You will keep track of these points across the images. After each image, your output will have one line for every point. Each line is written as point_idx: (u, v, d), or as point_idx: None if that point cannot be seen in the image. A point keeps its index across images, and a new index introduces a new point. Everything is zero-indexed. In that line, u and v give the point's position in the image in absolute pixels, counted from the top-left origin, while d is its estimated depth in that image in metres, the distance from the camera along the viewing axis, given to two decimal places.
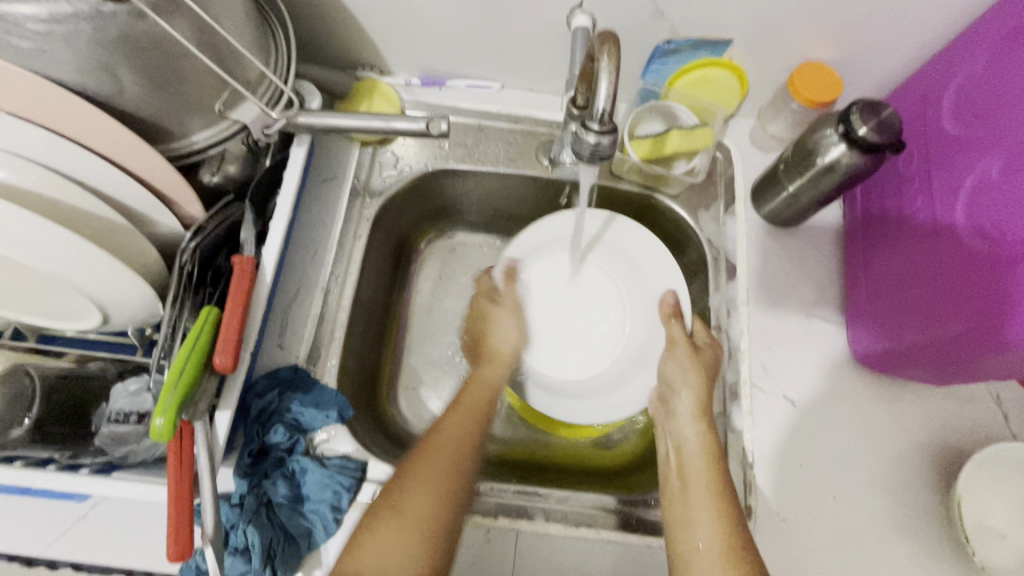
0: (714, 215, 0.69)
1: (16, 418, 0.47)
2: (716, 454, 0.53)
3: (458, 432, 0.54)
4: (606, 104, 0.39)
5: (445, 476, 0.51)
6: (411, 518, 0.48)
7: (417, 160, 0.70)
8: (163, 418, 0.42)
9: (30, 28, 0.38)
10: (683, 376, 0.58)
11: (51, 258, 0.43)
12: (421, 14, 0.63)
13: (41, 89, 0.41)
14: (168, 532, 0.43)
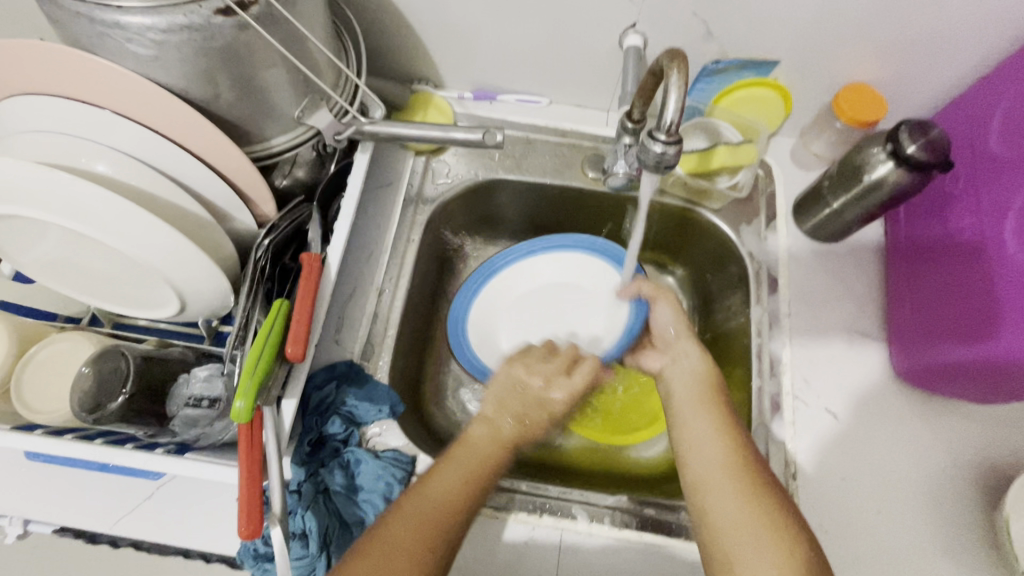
0: (755, 230, 0.71)
1: (109, 393, 0.49)
2: (710, 375, 0.58)
3: (489, 440, 0.53)
4: (674, 115, 0.41)
5: (466, 480, 0.49)
6: (421, 517, 0.45)
7: (468, 170, 0.73)
8: (243, 401, 0.45)
9: (148, 37, 0.42)
10: (678, 331, 0.63)
11: (145, 247, 0.47)
12: (480, 32, 0.67)
13: (148, 92, 0.45)
14: (240, 508, 0.46)
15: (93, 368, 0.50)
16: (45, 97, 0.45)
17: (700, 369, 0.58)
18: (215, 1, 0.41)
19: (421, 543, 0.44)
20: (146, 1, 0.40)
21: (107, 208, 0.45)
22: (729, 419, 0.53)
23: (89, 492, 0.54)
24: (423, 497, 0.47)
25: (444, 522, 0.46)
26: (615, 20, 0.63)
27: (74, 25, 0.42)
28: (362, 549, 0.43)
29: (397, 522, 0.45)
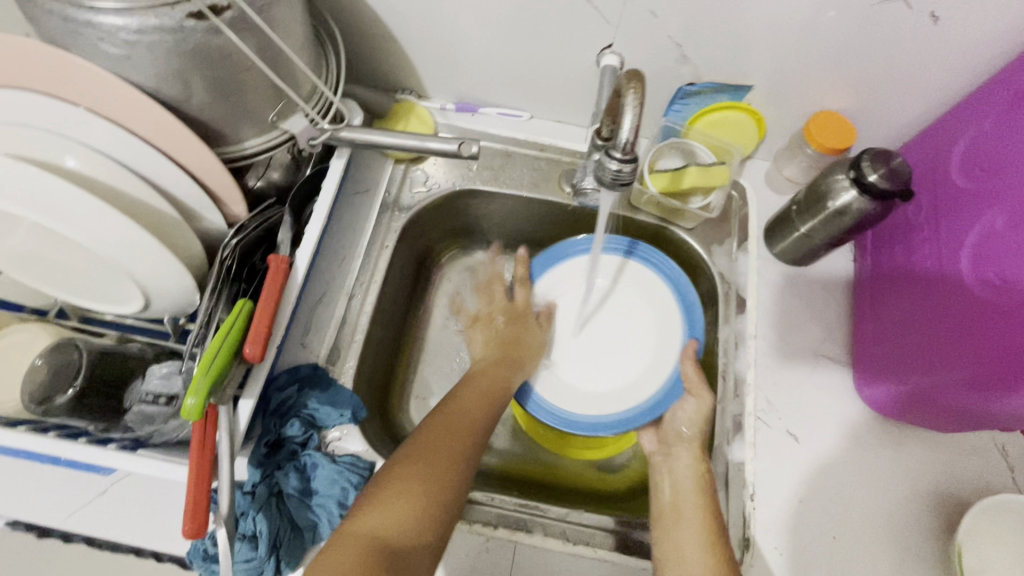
0: (727, 250, 0.72)
1: (61, 387, 0.52)
2: (707, 488, 0.57)
3: (473, 404, 0.60)
4: (629, 134, 0.43)
5: (461, 435, 0.56)
6: (436, 462, 0.52)
7: (446, 179, 0.74)
8: (195, 398, 0.45)
9: (120, 37, 0.42)
10: (686, 432, 0.62)
11: (106, 240, 0.47)
12: (462, 46, 0.68)
13: (119, 90, 0.45)
14: (186, 508, 0.45)
15: (48, 362, 0.53)
16: (17, 90, 0.46)
17: (700, 477, 0.58)
18: (188, 5, 0.42)
19: (443, 484, 0.51)
20: (120, 3, 0.40)
21: (69, 200, 0.45)
22: (719, 536, 0.53)
23: (44, 486, 0.54)
24: (433, 449, 0.53)
25: (444, 476, 0.52)
26: (593, 40, 0.64)
27: (48, 21, 0.43)
28: (383, 491, 0.49)
29: (411, 467, 0.51)
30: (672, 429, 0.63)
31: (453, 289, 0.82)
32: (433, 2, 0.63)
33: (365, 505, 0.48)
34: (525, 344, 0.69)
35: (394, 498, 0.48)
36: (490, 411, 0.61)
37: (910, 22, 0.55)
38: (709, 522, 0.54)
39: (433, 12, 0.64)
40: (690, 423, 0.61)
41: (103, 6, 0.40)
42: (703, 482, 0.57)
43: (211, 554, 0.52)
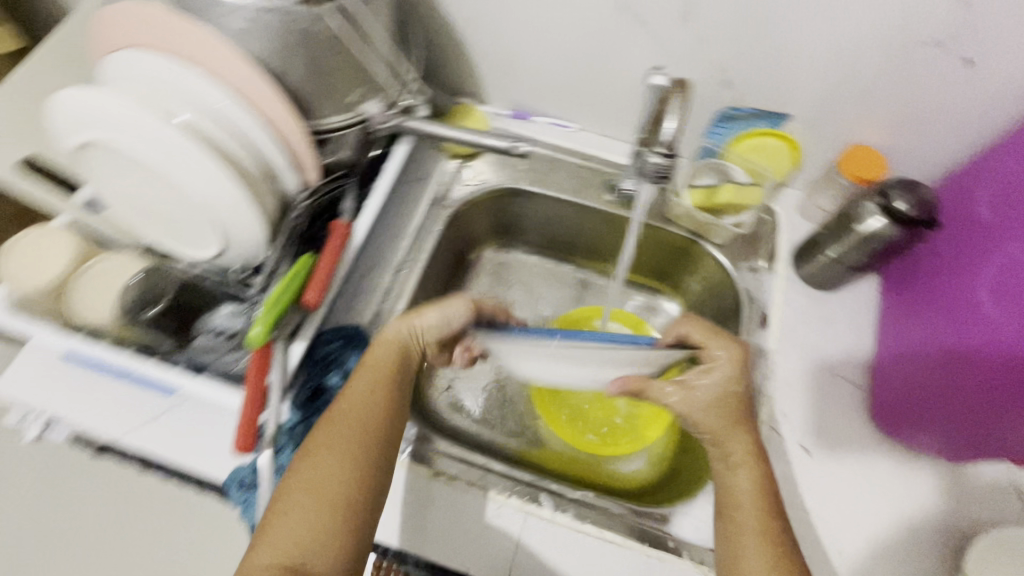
0: (754, 268, 0.75)
1: (148, 302, 0.58)
2: (766, 495, 0.51)
3: (362, 396, 0.55)
4: (669, 132, 0.49)
5: (351, 440, 0.52)
6: (322, 482, 0.50)
7: (495, 177, 0.80)
8: (259, 328, 0.51)
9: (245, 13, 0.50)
10: (726, 428, 0.53)
11: (203, 186, 0.54)
12: (524, 57, 0.75)
13: (231, 57, 0.53)
14: (241, 426, 0.51)
15: (142, 279, 0.59)
16: (151, 52, 0.54)
17: (758, 487, 0.52)
18: None
19: (336, 502, 0.49)
20: None
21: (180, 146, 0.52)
22: (785, 549, 0.49)
23: (110, 398, 0.59)
24: (319, 468, 0.50)
25: (334, 492, 0.49)
26: (644, 60, 0.69)
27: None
28: (275, 516, 0.49)
29: (297, 486, 0.49)
30: (707, 427, 0.54)
31: (488, 282, 0.87)
32: (503, 15, 0.70)
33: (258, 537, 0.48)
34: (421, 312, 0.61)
35: (284, 526, 0.48)
36: (387, 396, 0.56)
37: (944, 63, 0.59)
38: (774, 537, 0.49)
39: (501, 22, 0.71)
40: (708, 407, 0.54)
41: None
42: (763, 492, 0.51)
43: (245, 485, 0.55)
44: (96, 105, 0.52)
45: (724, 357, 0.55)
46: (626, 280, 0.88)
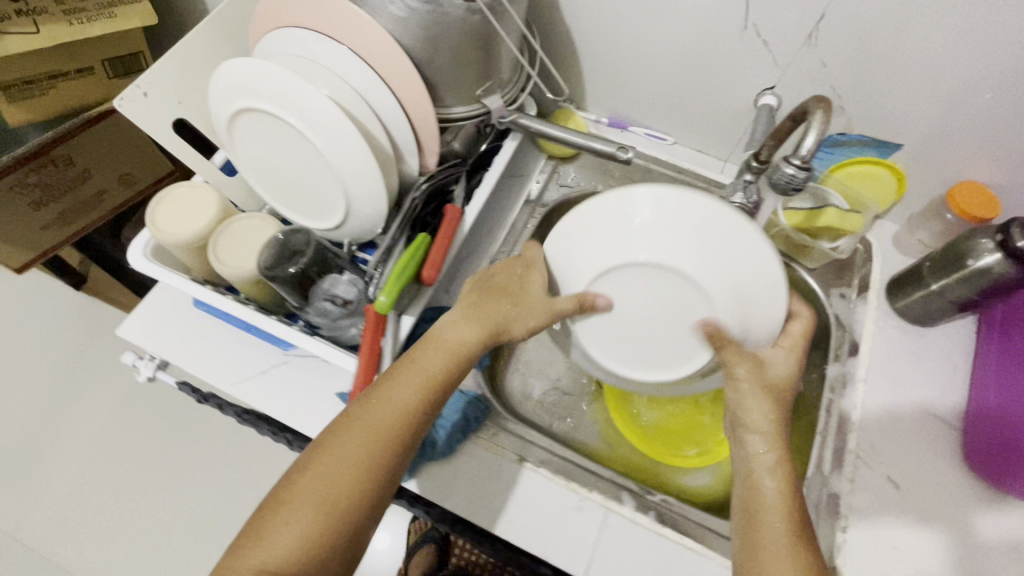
0: (845, 296, 0.75)
1: (288, 262, 0.59)
2: (791, 500, 0.50)
3: (393, 407, 0.52)
4: (810, 143, 0.47)
5: (367, 449, 0.49)
6: (327, 490, 0.47)
7: (590, 181, 0.83)
8: (387, 296, 0.55)
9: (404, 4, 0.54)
10: (769, 434, 0.53)
11: (342, 159, 0.58)
12: (632, 69, 0.77)
13: (382, 41, 0.56)
14: (355, 389, 0.55)
15: (282, 238, 0.61)
16: (314, 34, 0.59)
17: (783, 493, 0.50)
18: None
19: (334, 513, 0.47)
20: None
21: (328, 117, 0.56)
22: (815, 556, 0.47)
23: (223, 355, 0.65)
24: (326, 470, 0.48)
25: (346, 492, 0.48)
26: (755, 80, 0.71)
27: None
28: (273, 517, 0.46)
29: (304, 489, 0.47)
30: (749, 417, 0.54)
31: None
32: (620, 26, 0.72)
33: (243, 548, 0.45)
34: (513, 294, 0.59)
35: (282, 531, 0.45)
36: (419, 412, 0.53)
37: None
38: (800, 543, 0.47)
39: (614, 33, 0.73)
40: (766, 393, 0.54)
41: None
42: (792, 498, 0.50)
43: None
44: (259, 77, 0.56)
45: (791, 353, 0.58)
46: None
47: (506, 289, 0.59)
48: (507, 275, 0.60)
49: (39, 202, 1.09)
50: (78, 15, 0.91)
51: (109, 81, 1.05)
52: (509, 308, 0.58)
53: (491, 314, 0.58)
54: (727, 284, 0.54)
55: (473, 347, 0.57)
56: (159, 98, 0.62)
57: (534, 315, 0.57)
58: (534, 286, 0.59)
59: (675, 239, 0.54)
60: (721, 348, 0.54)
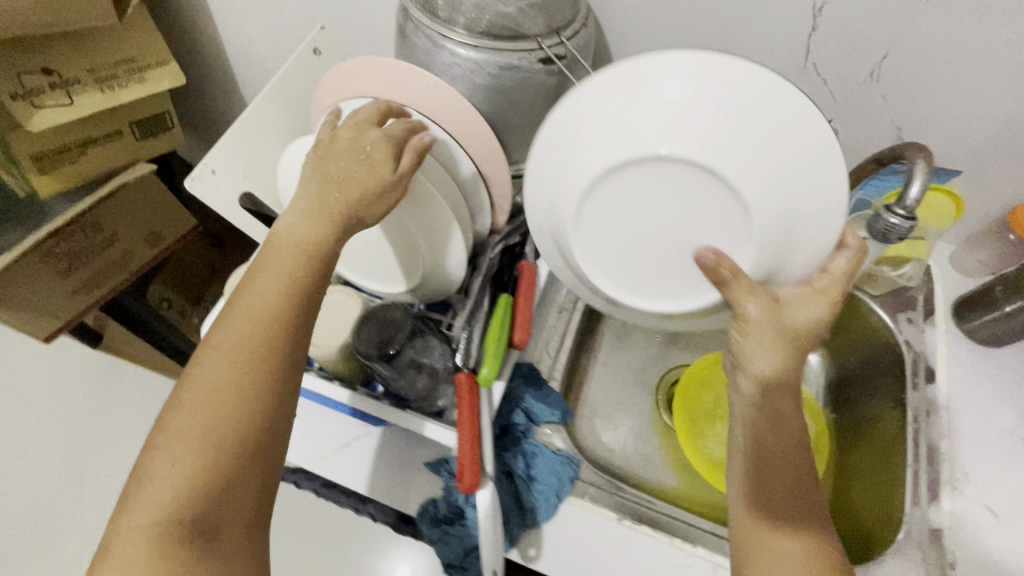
0: (914, 321, 0.75)
1: (391, 342, 0.58)
2: (793, 465, 0.49)
3: (250, 314, 0.49)
4: (917, 193, 0.47)
5: (238, 362, 0.48)
6: (206, 408, 0.46)
7: None
8: (490, 369, 0.54)
9: (486, 71, 0.55)
10: (776, 414, 0.50)
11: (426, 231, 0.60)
12: None
13: (460, 106, 0.56)
14: (467, 465, 0.51)
15: (378, 317, 0.60)
16: (383, 99, 0.58)
17: (794, 482, 0.49)
18: (540, 53, 0.54)
19: (223, 433, 0.45)
20: (497, 49, 0.54)
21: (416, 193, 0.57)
22: (827, 551, 0.46)
23: (304, 430, 0.64)
24: (200, 387, 0.47)
25: (200, 439, 0.45)
26: (811, 114, 0.71)
27: (429, 53, 0.56)
28: (159, 438, 0.46)
29: (182, 408, 0.46)
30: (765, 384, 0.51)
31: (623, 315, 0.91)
32: None
33: (115, 528, 0.44)
34: (359, 176, 0.53)
35: (169, 453, 0.45)
36: (281, 312, 0.50)
37: None
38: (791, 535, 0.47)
39: None
40: (780, 332, 0.49)
41: (484, 49, 0.54)
42: (800, 485, 0.49)
43: (436, 516, 0.59)
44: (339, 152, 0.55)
45: (825, 295, 0.51)
46: None
47: (347, 172, 0.54)
48: (348, 153, 0.54)
49: (66, 269, 1.05)
50: (109, 82, 0.89)
51: (136, 143, 1.04)
52: (350, 195, 0.53)
53: (332, 198, 0.52)
54: (776, 205, 0.47)
55: (325, 242, 0.52)
56: (225, 175, 0.61)
57: (374, 174, 0.53)
58: (383, 167, 0.54)
59: (715, 135, 0.45)
60: (722, 275, 0.48)
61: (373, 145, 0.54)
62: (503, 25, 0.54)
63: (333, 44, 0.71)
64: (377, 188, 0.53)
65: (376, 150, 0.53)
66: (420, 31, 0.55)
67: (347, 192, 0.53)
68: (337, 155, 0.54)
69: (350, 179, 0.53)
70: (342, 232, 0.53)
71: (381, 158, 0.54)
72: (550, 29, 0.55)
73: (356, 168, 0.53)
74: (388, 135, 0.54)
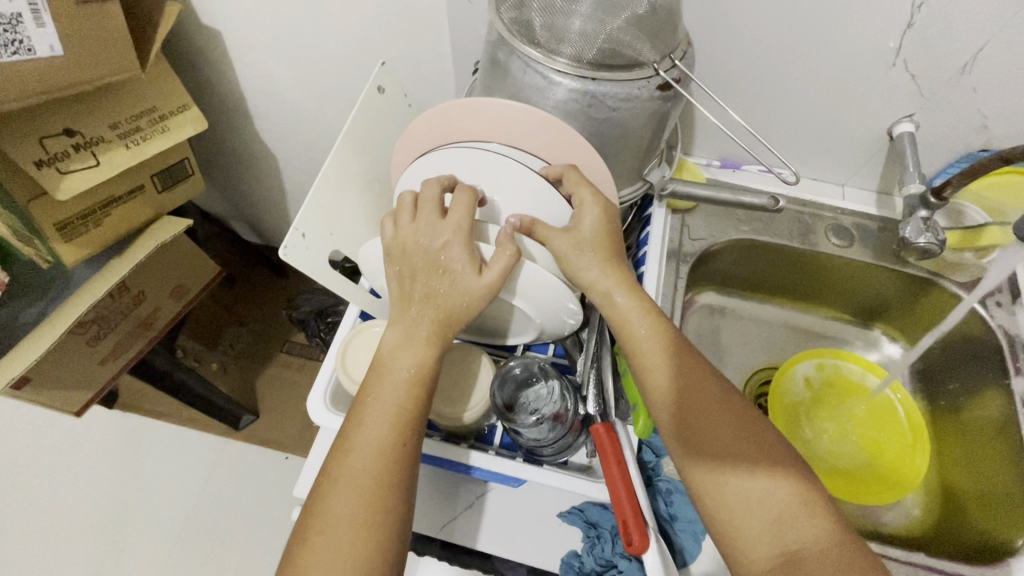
0: (1004, 305, 0.74)
1: (531, 408, 0.55)
2: (703, 394, 0.48)
3: (371, 452, 0.45)
4: None
5: (369, 507, 0.43)
6: (360, 499, 0.43)
7: (713, 233, 0.81)
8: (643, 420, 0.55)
9: (608, 103, 0.52)
10: (650, 344, 0.50)
11: (535, 293, 0.53)
12: (755, 113, 0.75)
13: (574, 144, 0.53)
14: (631, 520, 0.48)
15: (508, 377, 0.57)
16: (487, 143, 0.54)
17: (745, 435, 0.46)
18: (657, 79, 0.52)
19: (382, 524, 0.43)
20: (617, 76, 0.51)
21: (529, 272, 0.51)
22: (804, 483, 0.44)
23: (424, 494, 0.62)
24: (327, 534, 0.42)
25: (360, 532, 0.42)
26: (892, 110, 0.69)
27: (543, 91, 0.53)
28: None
29: (314, 556, 0.41)
30: (618, 307, 0.52)
31: (698, 322, 0.89)
32: (749, 70, 0.69)
33: None
34: (444, 293, 0.49)
35: (326, 550, 0.41)
36: (403, 447, 0.46)
37: None
38: (737, 462, 0.45)
39: (744, 82, 0.71)
40: (582, 252, 0.52)
41: (602, 78, 0.51)
42: (724, 405, 0.48)
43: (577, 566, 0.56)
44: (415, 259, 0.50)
45: (590, 204, 0.52)
46: (830, 318, 0.91)
47: (430, 288, 0.49)
48: (423, 260, 0.49)
49: (95, 337, 0.98)
50: (133, 135, 0.83)
51: (158, 195, 0.97)
52: (442, 311, 0.49)
53: (421, 322, 0.49)
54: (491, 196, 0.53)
55: (428, 367, 0.49)
56: (315, 236, 0.57)
57: (467, 299, 0.48)
58: (470, 270, 0.48)
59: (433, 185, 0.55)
60: (538, 231, 0.52)
61: (450, 251, 0.48)
62: (617, 52, 0.50)
63: (395, 79, 0.66)
64: (468, 298, 0.48)
65: (454, 256, 0.48)
66: (529, 68, 0.52)
67: (437, 307, 0.49)
68: (412, 271, 0.50)
69: (437, 297, 0.49)
70: (441, 347, 0.50)
71: (459, 261, 0.48)
72: (662, 52, 0.52)
73: (442, 283, 0.49)
74: (456, 222, 0.49)
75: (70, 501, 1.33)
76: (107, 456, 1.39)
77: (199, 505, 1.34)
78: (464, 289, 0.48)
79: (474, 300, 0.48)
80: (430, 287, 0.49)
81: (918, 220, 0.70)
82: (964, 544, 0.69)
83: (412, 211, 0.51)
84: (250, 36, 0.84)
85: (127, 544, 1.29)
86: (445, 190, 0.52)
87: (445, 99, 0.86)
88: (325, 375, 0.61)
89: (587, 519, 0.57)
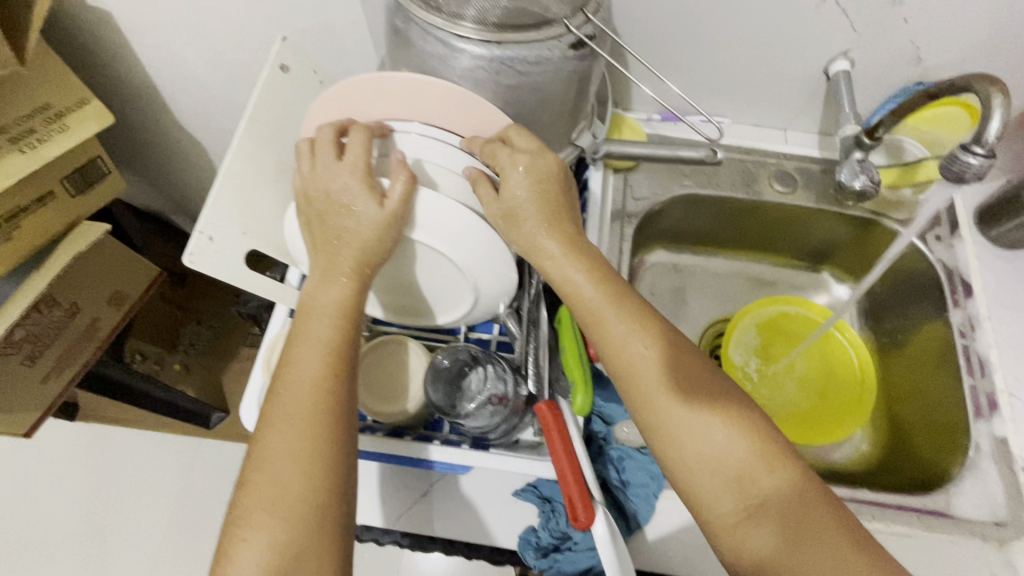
0: (942, 240, 0.75)
1: (471, 395, 0.54)
2: (656, 352, 0.46)
3: (303, 388, 0.44)
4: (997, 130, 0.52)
5: (308, 442, 0.42)
6: (300, 438, 0.42)
7: (658, 190, 0.79)
8: (584, 396, 0.51)
9: (516, 69, 0.48)
10: (598, 303, 0.48)
11: (461, 247, 0.50)
12: (689, 62, 0.71)
13: (488, 114, 0.50)
14: (576, 497, 0.48)
15: (445, 365, 0.56)
16: (400, 122, 0.51)
17: (700, 390, 0.45)
18: (569, 38, 0.49)
19: (319, 465, 0.42)
20: (523, 37, 0.47)
21: (433, 206, 0.48)
22: (759, 428, 0.44)
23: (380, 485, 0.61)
24: (269, 470, 0.41)
25: (302, 465, 0.41)
26: (826, 49, 0.66)
27: (446, 60, 0.48)
28: (234, 545, 0.40)
29: (258, 494, 0.41)
30: (553, 261, 0.49)
31: (653, 280, 0.89)
32: (678, 17, 0.65)
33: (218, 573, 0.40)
34: (351, 231, 0.47)
35: (266, 491, 0.41)
36: (337, 378, 0.45)
37: None
38: (695, 417, 0.44)
39: (676, 30, 0.67)
40: (533, 187, 0.49)
41: (507, 42, 0.47)
42: (686, 365, 0.46)
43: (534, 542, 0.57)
44: (323, 201, 0.48)
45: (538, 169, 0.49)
46: (783, 265, 0.91)
47: (339, 228, 0.48)
48: (326, 203, 0.48)
49: (30, 356, 0.93)
50: (27, 138, 0.76)
51: (72, 200, 0.91)
52: (355, 249, 0.47)
53: (337, 260, 0.48)
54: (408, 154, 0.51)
55: (351, 304, 0.47)
56: (225, 237, 0.54)
57: (374, 232, 0.47)
58: (374, 203, 0.46)
59: None
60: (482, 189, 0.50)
61: (352, 187, 0.47)
62: (523, 12, 0.46)
63: (298, 54, 0.61)
64: (376, 231, 0.47)
65: (355, 194, 0.47)
66: (429, 35, 0.48)
67: (351, 246, 0.47)
68: (322, 217, 0.49)
69: (345, 236, 0.47)
70: (362, 283, 0.48)
71: (361, 199, 0.47)
72: (573, 6, 0.49)
73: (347, 221, 0.47)
74: (353, 162, 0.47)
75: (43, 519, 1.31)
76: (77, 469, 1.36)
77: (178, 506, 1.34)
78: (367, 225, 0.47)
79: (385, 232, 0.47)
80: (336, 229, 0.48)
81: (853, 162, 0.69)
82: (908, 471, 0.73)
83: (309, 152, 0.50)
84: (141, 16, 0.76)
85: (108, 553, 1.28)
86: (341, 135, 0.50)
87: (365, 68, 0.80)
88: (258, 383, 0.58)
89: (541, 494, 0.56)
